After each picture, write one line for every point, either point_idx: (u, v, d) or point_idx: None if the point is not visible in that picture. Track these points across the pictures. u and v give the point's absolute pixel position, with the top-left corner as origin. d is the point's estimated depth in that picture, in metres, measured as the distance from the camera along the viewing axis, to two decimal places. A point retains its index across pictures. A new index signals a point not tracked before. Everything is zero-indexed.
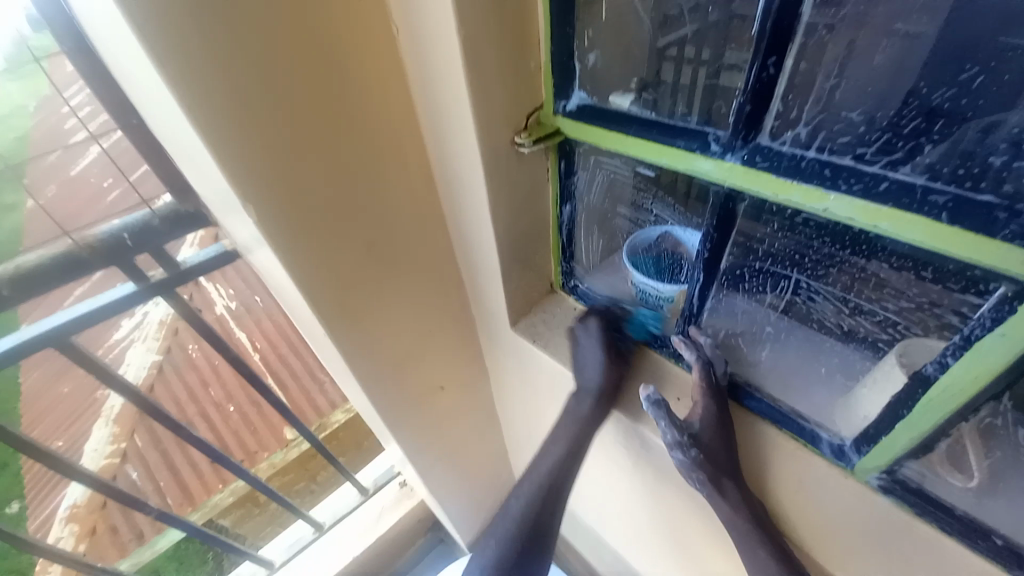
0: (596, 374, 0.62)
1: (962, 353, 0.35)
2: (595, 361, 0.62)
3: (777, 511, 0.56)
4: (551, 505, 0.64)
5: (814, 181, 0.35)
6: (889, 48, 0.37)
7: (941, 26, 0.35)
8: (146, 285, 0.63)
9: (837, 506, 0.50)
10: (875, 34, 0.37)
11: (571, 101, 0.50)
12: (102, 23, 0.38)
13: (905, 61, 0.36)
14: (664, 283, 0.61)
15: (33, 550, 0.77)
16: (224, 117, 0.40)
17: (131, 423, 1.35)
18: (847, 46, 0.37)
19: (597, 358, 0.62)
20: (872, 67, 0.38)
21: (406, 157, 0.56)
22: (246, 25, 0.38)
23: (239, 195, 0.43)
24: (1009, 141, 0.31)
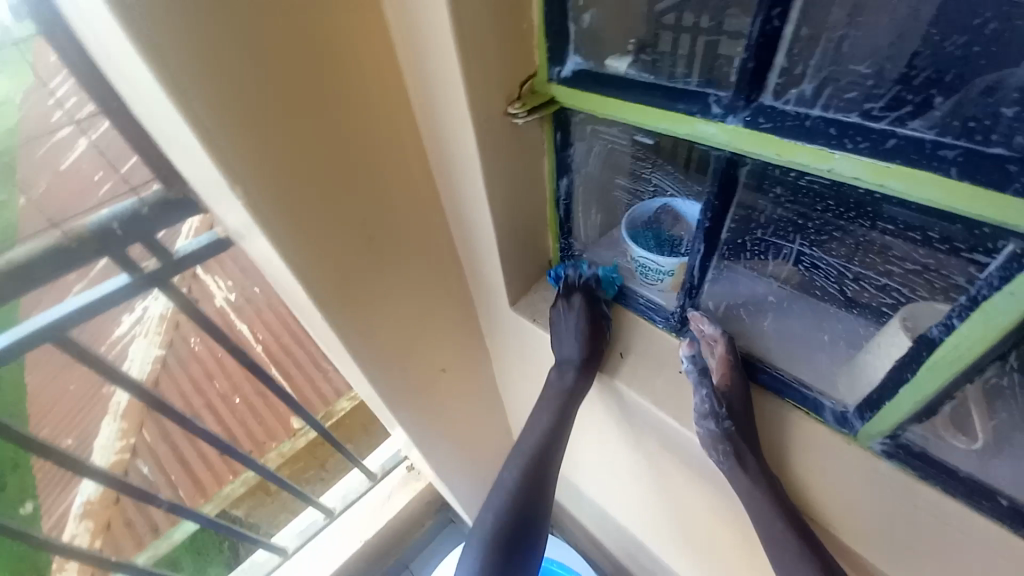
0: (576, 347, 0.63)
1: (969, 313, 0.34)
2: (573, 335, 0.63)
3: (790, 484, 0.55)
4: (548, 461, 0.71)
5: (820, 140, 0.34)
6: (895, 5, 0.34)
7: None
8: (140, 276, 0.62)
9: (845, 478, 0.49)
10: None
11: (566, 67, 0.49)
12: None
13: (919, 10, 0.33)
14: (664, 256, 0.59)
15: (52, 549, 0.78)
16: (207, 95, 0.38)
17: (139, 417, 1.32)
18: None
19: (573, 330, 0.63)
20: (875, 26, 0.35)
21: (397, 132, 0.54)
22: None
23: (228, 177, 0.41)
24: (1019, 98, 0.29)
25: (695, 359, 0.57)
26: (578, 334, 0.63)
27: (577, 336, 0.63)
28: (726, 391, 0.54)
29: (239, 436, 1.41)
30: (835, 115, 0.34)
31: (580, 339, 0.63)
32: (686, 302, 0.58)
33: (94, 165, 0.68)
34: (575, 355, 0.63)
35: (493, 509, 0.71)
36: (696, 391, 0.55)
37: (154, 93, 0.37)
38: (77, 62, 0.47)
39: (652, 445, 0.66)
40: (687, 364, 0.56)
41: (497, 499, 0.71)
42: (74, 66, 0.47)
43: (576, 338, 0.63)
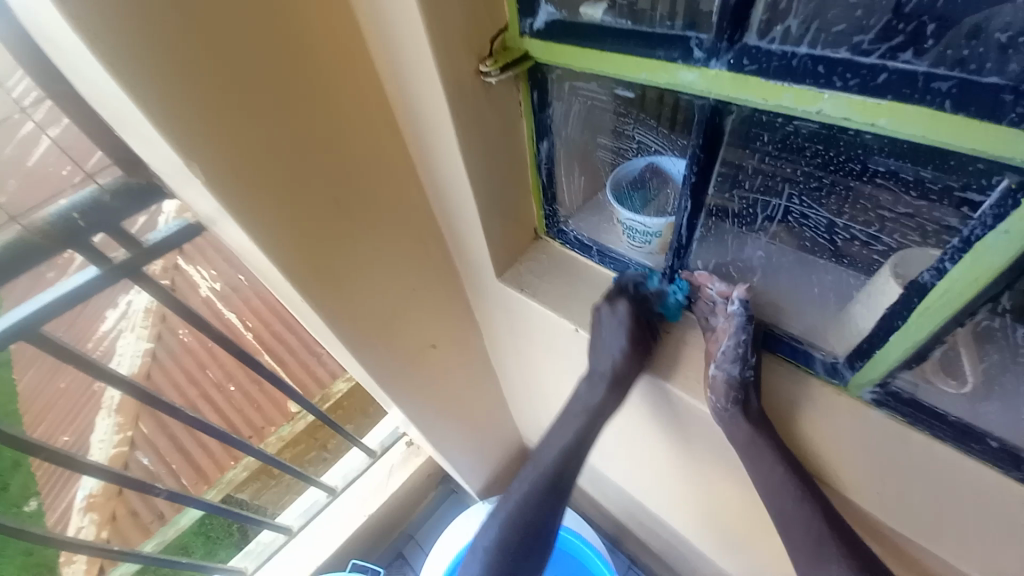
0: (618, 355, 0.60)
1: (961, 256, 0.34)
2: (616, 344, 0.60)
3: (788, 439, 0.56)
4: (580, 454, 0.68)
5: (808, 81, 0.32)
6: None
7: None
8: (110, 267, 0.59)
9: (844, 431, 0.49)
10: None
11: (538, 18, 0.46)
12: None
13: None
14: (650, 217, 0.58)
15: (59, 545, 0.78)
16: (146, 65, 0.35)
17: (134, 411, 1.35)
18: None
19: (615, 340, 0.60)
20: None
21: (364, 97, 0.51)
22: None
23: (183, 156, 0.39)
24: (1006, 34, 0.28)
25: (748, 305, 0.51)
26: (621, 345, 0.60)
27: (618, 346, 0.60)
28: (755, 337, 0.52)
29: (236, 424, 1.40)
30: (823, 52, 0.32)
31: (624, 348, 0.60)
32: (674, 263, 0.58)
33: (51, 156, 0.65)
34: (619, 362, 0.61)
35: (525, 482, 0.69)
36: (735, 334, 0.51)
37: (90, 65, 0.34)
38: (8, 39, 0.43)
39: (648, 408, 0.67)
40: (738, 307, 0.51)
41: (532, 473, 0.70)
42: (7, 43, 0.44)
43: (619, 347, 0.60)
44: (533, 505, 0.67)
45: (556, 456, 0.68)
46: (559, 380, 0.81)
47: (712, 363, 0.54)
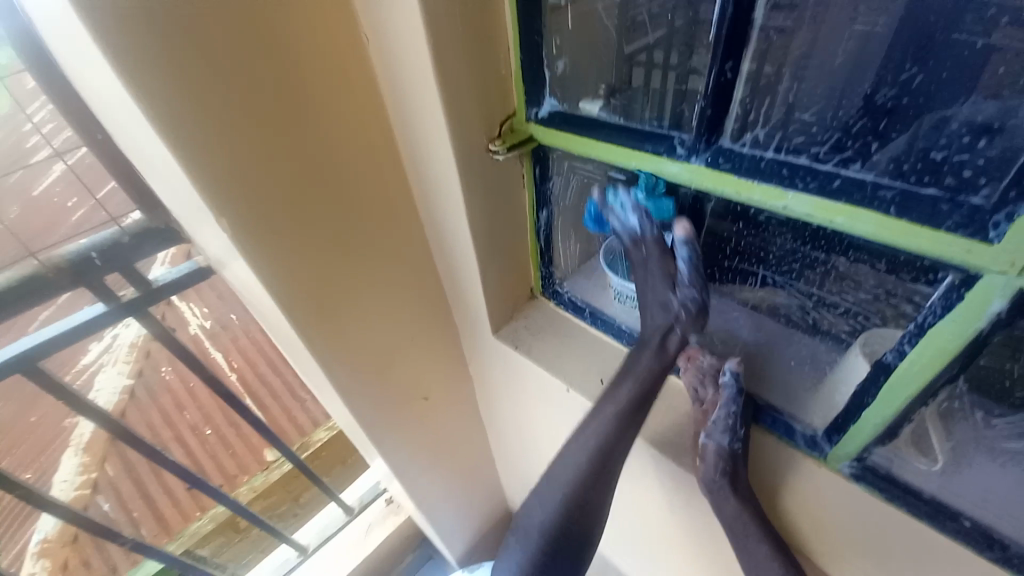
0: (625, 399, 0.55)
1: (918, 340, 0.37)
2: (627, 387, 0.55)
3: (782, 513, 0.56)
4: (598, 486, 0.57)
5: (773, 180, 0.37)
6: (848, 44, 0.39)
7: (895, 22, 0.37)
8: (117, 305, 0.61)
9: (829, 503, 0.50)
10: (836, 32, 0.39)
11: (543, 108, 0.52)
12: (57, 30, 0.38)
13: (869, 44, 0.39)
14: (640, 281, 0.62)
15: None
16: (191, 126, 0.39)
17: (102, 450, 1.28)
18: (811, 39, 0.40)
19: (629, 380, 0.56)
20: (833, 66, 0.40)
21: (380, 159, 0.55)
22: (214, 26, 0.38)
23: (209, 205, 0.43)
24: (968, 130, 0.33)
25: (740, 376, 0.51)
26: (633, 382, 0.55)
27: (630, 385, 0.55)
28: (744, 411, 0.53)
29: (208, 469, 1.35)
30: (785, 157, 0.37)
31: (634, 386, 0.55)
32: None
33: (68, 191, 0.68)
34: (623, 406, 0.55)
35: (545, 502, 0.58)
36: (723, 404, 0.52)
37: (141, 126, 0.38)
38: (57, 90, 0.48)
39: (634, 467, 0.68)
40: (728, 377, 0.51)
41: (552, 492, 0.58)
42: (52, 91, 0.48)
43: (628, 388, 0.55)
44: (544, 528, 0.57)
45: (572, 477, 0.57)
46: (548, 438, 0.81)
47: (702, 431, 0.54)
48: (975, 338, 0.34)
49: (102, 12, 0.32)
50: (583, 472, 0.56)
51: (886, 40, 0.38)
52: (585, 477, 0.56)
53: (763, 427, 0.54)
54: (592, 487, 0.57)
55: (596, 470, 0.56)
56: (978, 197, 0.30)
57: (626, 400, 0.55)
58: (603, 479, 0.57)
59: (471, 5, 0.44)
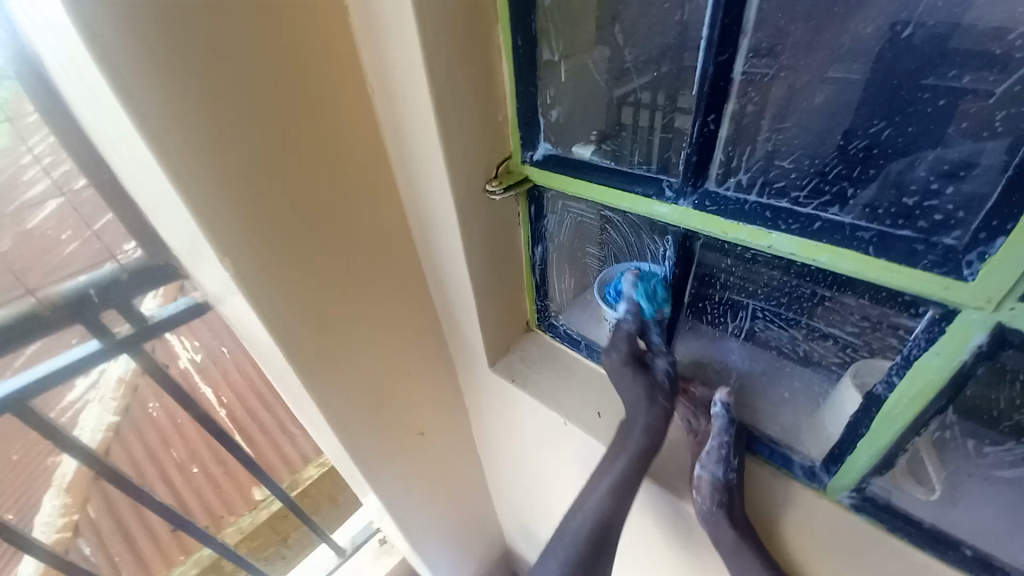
0: (626, 466, 0.54)
1: (905, 372, 0.38)
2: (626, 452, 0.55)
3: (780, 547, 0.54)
4: (619, 513, 0.55)
5: (758, 222, 0.39)
6: (827, 90, 0.42)
7: (869, 71, 0.40)
8: (111, 342, 0.61)
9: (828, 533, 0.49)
10: (812, 79, 0.42)
11: (537, 151, 0.54)
12: (76, 79, 0.39)
13: (842, 97, 0.42)
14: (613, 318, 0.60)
15: None
16: (201, 170, 0.41)
17: (86, 490, 1.20)
18: (788, 90, 0.42)
19: (630, 446, 0.55)
20: (813, 104, 0.43)
21: (380, 200, 0.57)
22: (225, 79, 0.40)
23: (214, 245, 0.44)
24: (938, 176, 0.35)
25: (730, 406, 0.53)
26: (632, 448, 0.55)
27: (630, 453, 0.55)
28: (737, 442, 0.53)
29: (193, 507, 1.31)
30: (768, 201, 0.39)
31: (635, 453, 0.54)
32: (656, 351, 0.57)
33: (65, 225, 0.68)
34: (624, 473, 0.54)
35: (568, 538, 0.55)
36: (721, 434, 0.53)
37: (154, 172, 0.40)
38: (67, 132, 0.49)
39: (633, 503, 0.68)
40: (721, 408, 0.53)
41: (573, 526, 0.56)
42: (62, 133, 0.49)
43: (629, 454, 0.55)
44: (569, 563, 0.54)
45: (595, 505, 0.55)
46: (546, 472, 0.81)
47: (697, 462, 0.54)
48: (959, 369, 0.35)
49: (125, 72, 0.35)
50: (606, 498, 0.55)
51: (857, 93, 0.41)
52: (608, 505, 0.55)
53: (756, 454, 0.55)
54: (615, 515, 0.55)
55: (620, 496, 0.54)
56: (951, 237, 0.32)
57: (628, 467, 0.54)
58: (624, 505, 0.55)
59: (471, 58, 0.47)
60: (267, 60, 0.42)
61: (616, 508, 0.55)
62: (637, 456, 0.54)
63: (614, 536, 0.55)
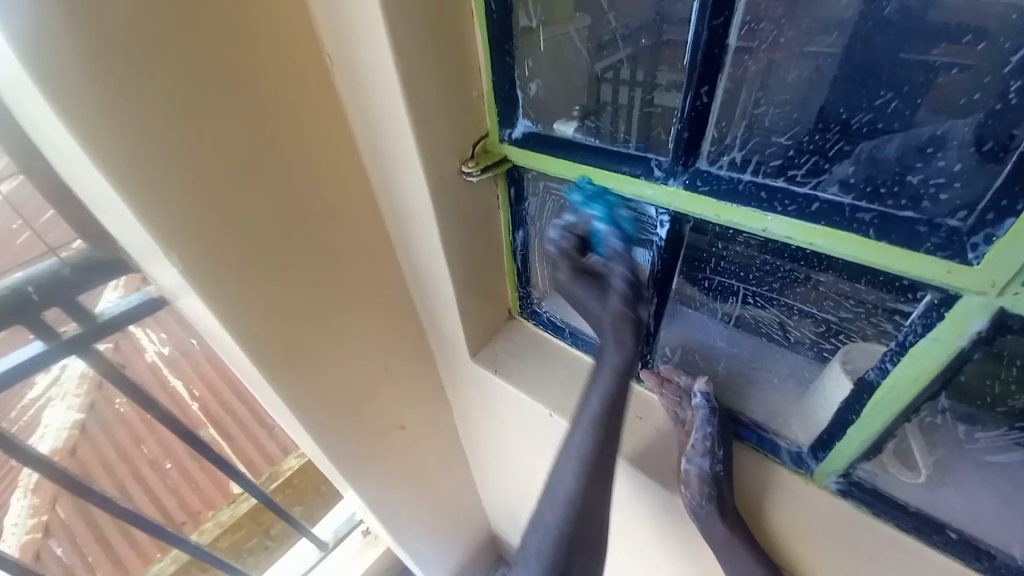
0: (590, 435, 0.52)
1: (900, 359, 0.37)
2: (584, 419, 0.53)
3: (769, 534, 0.54)
4: (600, 486, 0.53)
5: (753, 204, 0.37)
6: (801, 67, 0.39)
7: (848, 41, 0.36)
8: (59, 344, 0.55)
9: (820, 520, 0.49)
10: (789, 54, 0.38)
11: (516, 129, 0.51)
12: None
13: (818, 73, 0.38)
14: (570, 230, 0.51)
15: None
16: (138, 155, 0.36)
17: (53, 491, 1.18)
18: (765, 67, 0.38)
19: (588, 417, 0.53)
20: (787, 84, 0.39)
21: (348, 185, 0.53)
22: (159, 48, 0.34)
23: (159, 242, 0.39)
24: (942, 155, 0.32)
25: (711, 396, 0.52)
26: (589, 423, 0.53)
27: (591, 423, 0.52)
28: (722, 428, 0.53)
29: (170, 509, 1.23)
30: (764, 180, 0.37)
31: (594, 423, 0.52)
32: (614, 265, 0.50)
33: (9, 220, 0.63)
34: (590, 444, 0.52)
35: (550, 515, 0.54)
36: (699, 424, 0.52)
37: (80, 159, 0.34)
38: None
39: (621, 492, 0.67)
40: (699, 399, 0.52)
41: (553, 503, 0.54)
42: None
43: (588, 425, 0.53)
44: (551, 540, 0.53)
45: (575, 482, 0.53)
46: (531, 461, 0.79)
47: (683, 457, 0.53)
48: (957, 355, 0.34)
49: (41, 40, 0.29)
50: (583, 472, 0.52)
51: (833, 71, 0.37)
52: (586, 480, 0.52)
53: (743, 441, 0.54)
54: (594, 490, 0.52)
55: (596, 469, 0.52)
56: (956, 219, 0.30)
57: (591, 439, 0.52)
58: (603, 477, 0.52)
59: (440, 27, 0.43)
60: (216, 28, 0.37)
61: (594, 486, 0.52)
62: (597, 432, 0.52)
63: (594, 516, 0.53)
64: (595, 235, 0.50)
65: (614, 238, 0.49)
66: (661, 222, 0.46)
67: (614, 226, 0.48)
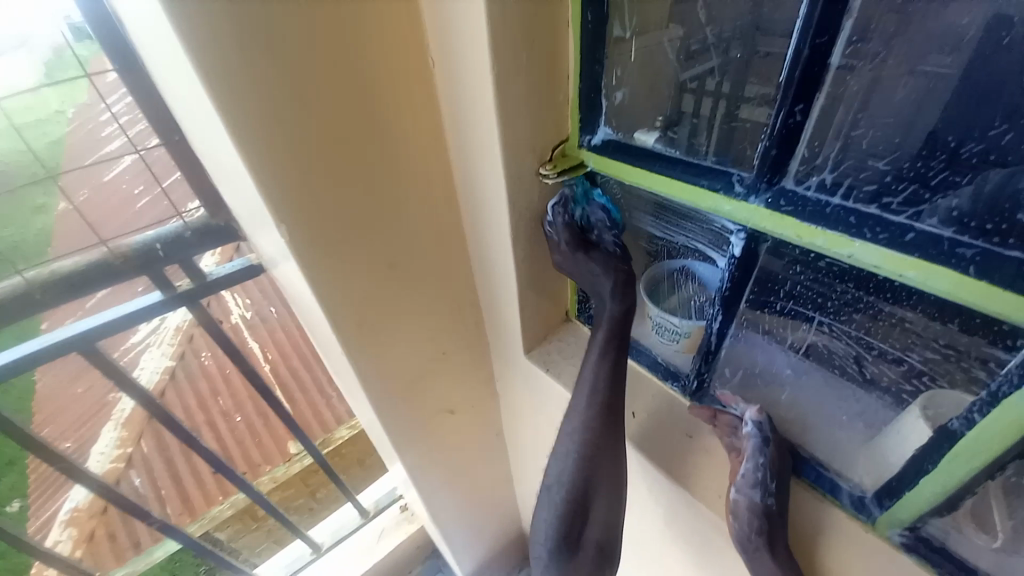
0: (584, 417, 0.55)
1: (990, 410, 0.34)
2: (581, 401, 0.55)
3: None
4: (599, 465, 0.56)
5: (839, 227, 0.36)
6: (910, 85, 0.37)
7: (964, 67, 0.35)
8: (172, 295, 0.63)
9: None
10: (897, 73, 0.37)
11: (596, 136, 0.52)
12: (147, 32, 0.39)
13: (934, 91, 0.36)
14: (563, 220, 0.56)
15: (34, 554, 0.77)
16: (261, 134, 0.41)
17: (139, 428, 1.40)
18: (867, 84, 0.37)
19: (582, 398, 0.56)
20: (894, 101, 0.38)
21: (430, 176, 0.56)
22: (292, 42, 0.39)
23: (273, 213, 0.45)
24: None
25: (764, 426, 0.50)
26: (581, 411, 0.55)
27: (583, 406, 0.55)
28: (778, 463, 0.49)
29: (234, 456, 1.37)
30: (854, 205, 0.36)
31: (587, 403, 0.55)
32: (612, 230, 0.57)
33: None
34: (587, 426, 0.55)
35: (554, 490, 0.59)
36: (748, 450, 0.50)
37: (217, 131, 0.40)
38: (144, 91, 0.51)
39: (661, 510, 0.65)
40: (750, 428, 0.50)
41: (556, 480, 0.58)
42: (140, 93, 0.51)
43: (581, 406, 0.55)
44: (557, 507, 0.58)
45: (574, 461, 0.56)
46: None
47: (733, 484, 0.51)
48: None
49: (201, 32, 0.35)
50: (579, 451, 0.56)
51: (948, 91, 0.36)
52: (583, 459, 0.56)
53: (801, 479, 0.51)
54: (594, 468, 0.56)
55: (590, 449, 0.55)
56: None
57: (586, 420, 0.55)
58: (600, 456, 0.55)
59: (536, 35, 0.45)
60: (339, 25, 0.42)
61: (591, 463, 0.55)
62: (593, 410, 0.54)
63: (603, 479, 0.57)
64: (587, 219, 0.56)
65: (602, 215, 0.56)
66: (736, 239, 0.45)
67: (596, 208, 0.56)
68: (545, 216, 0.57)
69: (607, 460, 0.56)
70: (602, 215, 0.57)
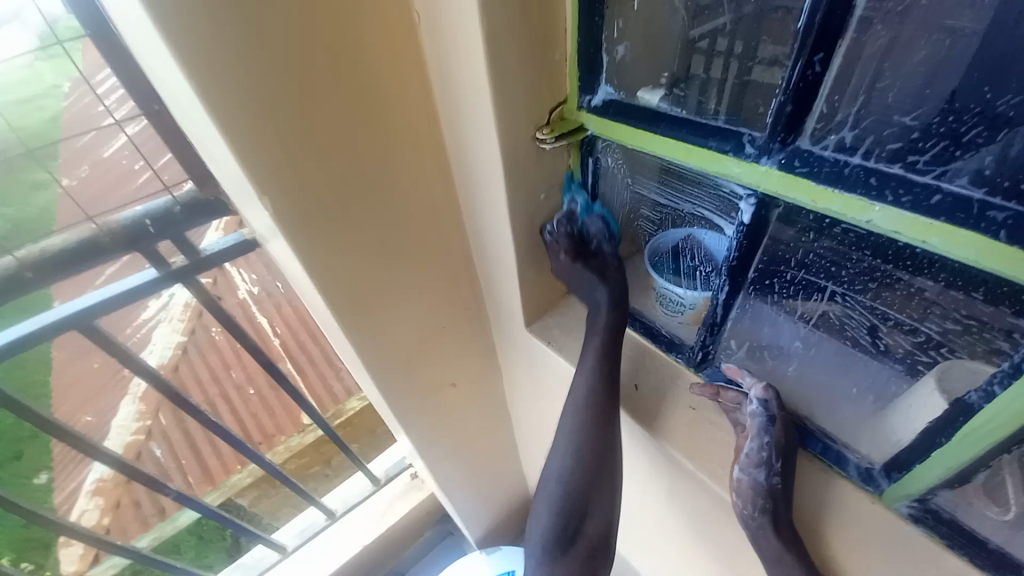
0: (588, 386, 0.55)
1: (1011, 381, 0.32)
2: (585, 370, 0.56)
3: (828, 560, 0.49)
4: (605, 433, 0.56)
5: (858, 190, 0.33)
6: (933, 46, 0.34)
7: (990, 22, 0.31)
8: (166, 272, 0.62)
9: (892, 554, 0.44)
10: (922, 30, 0.33)
11: (596, 97, 0.49)
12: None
13: (951, 52, 0.33)
14: (562, 226, 0.58)
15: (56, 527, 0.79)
16: (240, 105, 0.38)
17: (156, 402, 1.40)
18: (890, 41, 0.33)
19: (587, 365, 0.56)
20: (916, 63, 0.34)
21: (422, 144, 0.53)
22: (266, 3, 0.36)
23: (258, 190, 0.43)
24: None
25: (770, 404, 0.49)
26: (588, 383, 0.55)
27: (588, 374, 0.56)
28: (785, 441, 0.48)
29: (250, 429, 1.40)
30: (876, 165, 0.33)
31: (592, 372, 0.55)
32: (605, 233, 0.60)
33: None
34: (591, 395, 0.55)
35: (559, 462, 0.59)
36: (754, 429, 0.49)
37: (190, 100, 0.37)
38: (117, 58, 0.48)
39: (664, 481, 0.65)
40: (755, 407, 0.49)
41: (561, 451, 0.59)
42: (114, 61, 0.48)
43: (586, 375, 0.56)
44: (562, 479, 0.59)
45: (580, 429, 0.57)
46: None
47: (737, 463, 0.50)
48: None
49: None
50: (584, 419, 0.56)
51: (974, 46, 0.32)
52: (587, 427, 0.56)
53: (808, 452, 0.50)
54: (598, 437, 0.56)
55: (595, 416, 0.56)
56: None
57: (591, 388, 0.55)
58: (605, 424, 0.56)
59: None
60: None
61: (594, 431, 0.56)
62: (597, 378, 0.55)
63: (608, 448, 0.57)
64: (581, 221, 0.59)
65: (596, 217, 0.60)
66: (745, 205, 0.42)
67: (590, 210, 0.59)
68: (545, 225, 0.59)
69: (611, 431, 0.56)
70: (596, 217, 0.60)
